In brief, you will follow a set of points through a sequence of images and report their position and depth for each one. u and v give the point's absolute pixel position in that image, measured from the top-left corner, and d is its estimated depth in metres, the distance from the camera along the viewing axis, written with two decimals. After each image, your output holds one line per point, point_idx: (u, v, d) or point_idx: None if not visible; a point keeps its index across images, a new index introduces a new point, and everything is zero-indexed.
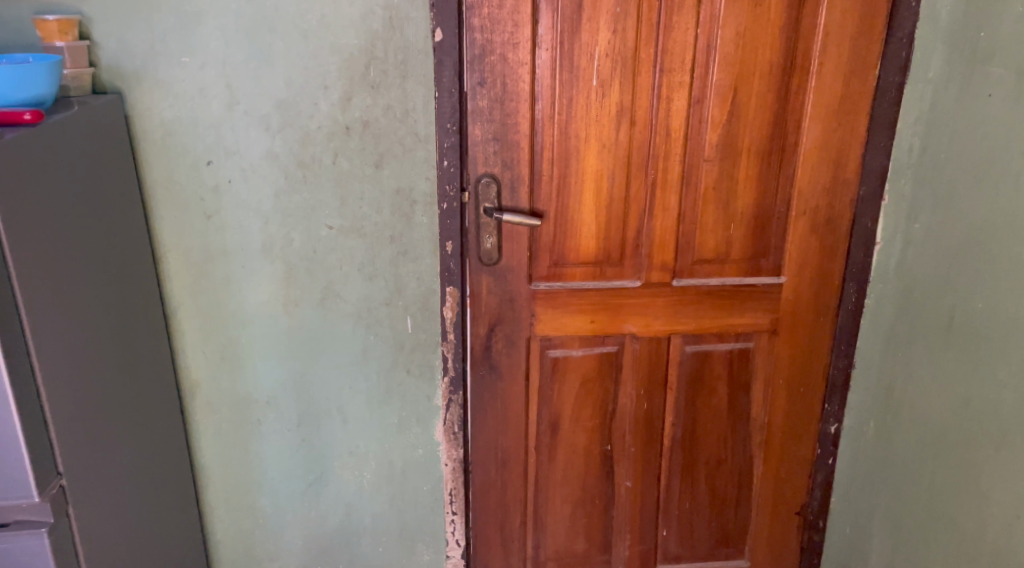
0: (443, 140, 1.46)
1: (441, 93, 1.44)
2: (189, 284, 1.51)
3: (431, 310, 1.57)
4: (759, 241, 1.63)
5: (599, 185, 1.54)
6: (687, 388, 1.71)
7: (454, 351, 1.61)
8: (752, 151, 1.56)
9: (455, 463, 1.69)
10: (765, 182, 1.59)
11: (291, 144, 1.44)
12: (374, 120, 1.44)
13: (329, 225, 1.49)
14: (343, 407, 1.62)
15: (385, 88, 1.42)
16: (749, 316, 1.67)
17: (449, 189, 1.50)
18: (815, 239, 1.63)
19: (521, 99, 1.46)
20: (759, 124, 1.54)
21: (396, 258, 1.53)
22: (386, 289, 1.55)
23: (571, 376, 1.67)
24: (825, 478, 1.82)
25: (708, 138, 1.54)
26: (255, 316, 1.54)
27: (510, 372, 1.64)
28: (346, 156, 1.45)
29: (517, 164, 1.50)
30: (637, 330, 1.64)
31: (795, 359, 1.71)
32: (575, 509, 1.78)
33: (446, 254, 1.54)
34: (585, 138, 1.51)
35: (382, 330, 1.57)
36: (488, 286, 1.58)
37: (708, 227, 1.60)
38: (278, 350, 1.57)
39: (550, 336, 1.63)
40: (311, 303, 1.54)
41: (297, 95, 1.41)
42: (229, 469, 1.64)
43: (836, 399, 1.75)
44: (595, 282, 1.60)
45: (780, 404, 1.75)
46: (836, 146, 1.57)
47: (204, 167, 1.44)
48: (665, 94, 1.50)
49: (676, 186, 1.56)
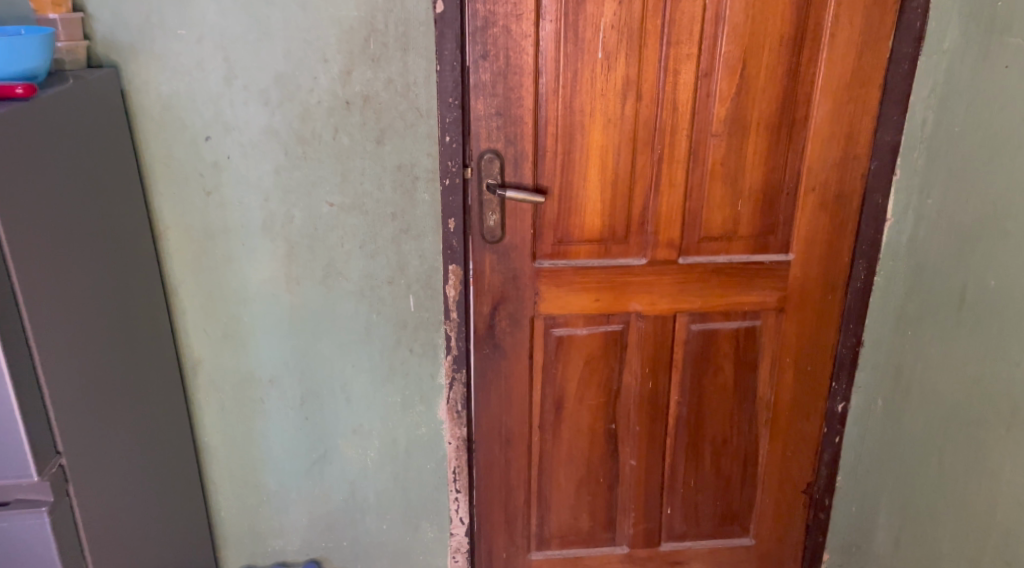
0: (445, 114, 1.42)
1: (443, 66, 1.39)
2: (189, 262, 1.46)
3: (434, 288, 1.55)
4: (766, 218, 1.61)
5: (604, 160, 1.51)
6: (693, 366, 1.72)
7: (457, 330, 1.59)
8: (761, 126, 1.53)
9: (459, 441, 1.68)
10: (774, 157, 1.56)
11: (291, 119, 1.38)
12: (375, 95, 1.39)
13: (330, 203, 1.44)
14: (346, 386, 1.60)
15: (385, 61, 1.37)
16: (757, 295, 1.66)
17: (452, 164, 1.46)
18: (825, 215, 1.61)
19: (524, 73, 1.43)
20: (769, 98, 1.51)
21: (398, 236, 1.49)
22: (388, 267, 1.51)
23: (576, 355, 1.66)
24: (831, 457, 1.84)
25: (715, 112, 1.51)
26: (257, 294, 1.49)
27: (514, 350, 1.63)
28: (347, 132, 1.40)
29: (521, 139, 1.47)
30: (642, 309, 1.64)
31: (802, 339, 1.72)
32: (579, 487, 1.78)
33: (448, 232, 1.50)
34: (590, 113, 1.48)
35: (385, 308, 1.54)
36: (491, 264, 1.55)
37: (716, 205, 1.59)
38: (282, 329, 1.53)
39: (554, 315, 1.62)
40: (313, 282, 1.50)
41: (296, 68, 1.35)
42: (233, 447, 1.62)
43: (844, 376, 1.76)
44: (600, 261, 1.59)
45: (786, 383, 1.76)
46: (847, 122, 1.54)
47: (203, 143, 1.39)
48: (672, 67, 1.46)
49: (683, 161, 1.54)
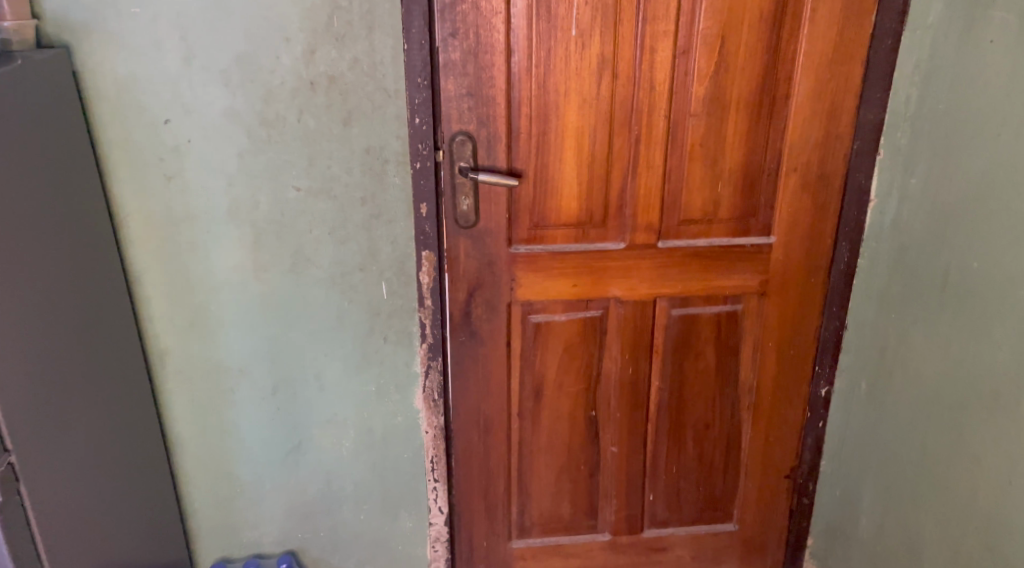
0: (414, 95, 1.37)
1: (411, 45, 1.35)
2: (153, 249, 1.40)
3: (406, 275, 1.50)
4: (747, 200, 1.58)
5: (580, 141, 1.47)
6: (674, 352, 1.69)
7: (432, 317, 1.55)
8: (742, 105, 1.49)
9: (436, 431, 1.64)
10: (754, 137, 1.52)
11: (253, 101, 1.33)
12: (340, 75, 1.34)
13: (296, 187, 1.39)
14: (320, 375, 1.54)
15: (350, 40, 1.32)
16: (738, 279, 1.64)
17: (422, 147, 1.41)
18: (807, 197, 1.58)
19: (495, 51, 1.38)
20: (749, 76, 1.47)
21: (369, 222, 1.44)
22: (359, 254, 1.46)
23: (554, 341, 1.64)
24: (814, 442, 1.82)
25: (694, 91, 1.47)
26: (224, 281, 1.43)
27: (491, 337, 1.59)
28: (312, 114, 1.35)
29: (493, 121, 1.42)
30: (621, 294, 1.61)
31: (784, 323, 1.69)
32: (560, 474, 1.76)
33: (421, 217, 1.46)
34: (565, 93, 1.43)
35: (357, 296, 1.49)
36: (465, 249, 1.51)
37: (696, 186, 1.55)
38: (252, 317, 1.47)
39: (531, 301, 1.58)
40: (282, 269, 1.44)
41: (257, 48, 1.30)
42: (204, 438, 1.55)
43: (827, 360, 1.74)
44: (577, 245, 1.55)
45: (768, 367, 1.74)
46: (829, 100, 1.50)
47: (161, 127, 1.33)
48: (649, 45, 1.42)
49: (661, 142, 1.50)
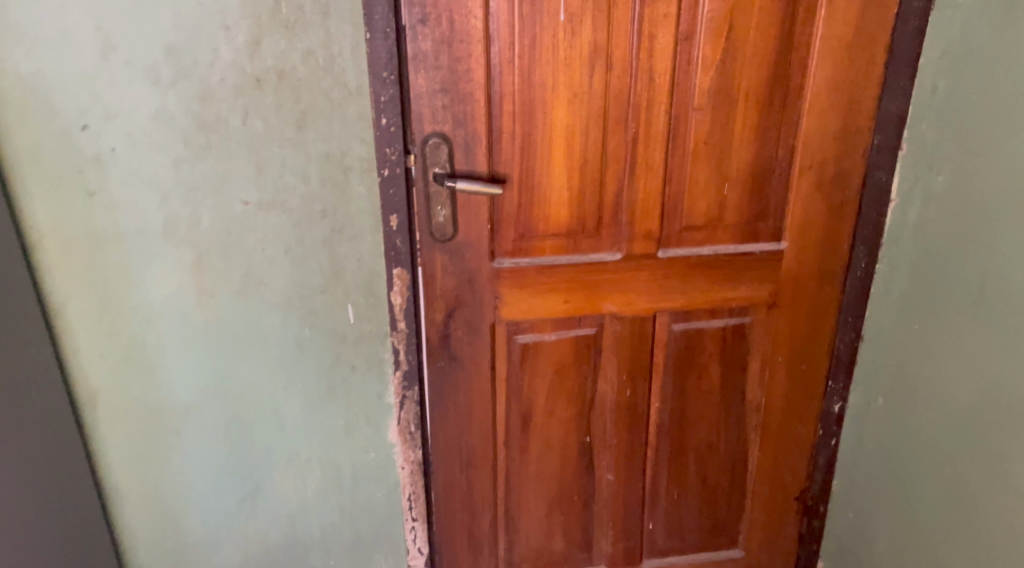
0: (379, 92, 1.19)
1: (374, 34, 1.16)
2: (75, 276, 1.19)
3: (376, 296, 1.31)
4: (757, 202, 1.41)
5: (570, 141, 1.29)
6: (675, 371, 1.53)
7: (407, 342, 1.36)
8: (751, 97, 1.33)
9: (413, 466, 1.45)
10: (765, 133, 1.36)
11: (188, 101, 1.12)
12: (291, 69, 1.14)
13: (244, 200, 1.19)
14: (278, 409, 1.34)
15: (302, 28, 1.13)
16: (746, 289, 1.48)
17: (391, 152, 1.22)
18: (822, 197, 1.42)
19: (473, 40, 1.19)
20: (759, 64, 1.30)
21: (330, 237, 1.24)
22: (320, 273, 1.26)
23: (544, 363, 1.46)
24: (827, 461, 1.67)
25: (699, 83, 1.30)
26: (162, 310, 1.22)
27: (473, 362, 1.42)
28: (260, 115, 1.15)
29: (472, 120, 1.24)
30: (617, 310, 1.44)
31: (794, 336, 1.54)
32: (551, 506, 1.58)
33: (391, 230, 1.27)
34: (553, 87, 1.25)
35: (319, 321, 1.30)
36: (442, 265, 1.33)
37: (699, 189, 1.38)
38: (196, 349, 1.26)
39: (517, 320, 1.41)
40: (230, 294, 1.24)
41: (190, 39, 1.10)
42: (146, 487, 1.34)
43: (841, 373, 1.59)
44: (569, 257, 1.38)
45: (778, 383, 1.58)
46: (847, 90, 1.34)
47: (79, 134, 1.12)
48: (647, 29, 1.25)
49: (661, 141, 1.32)
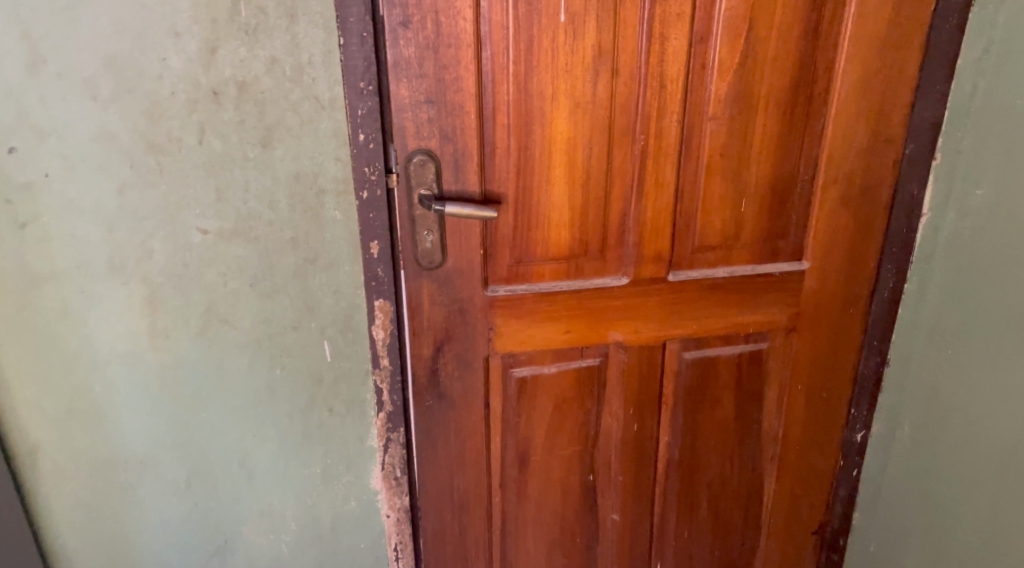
0: (356, 105, 1.04)
1: (349, 39, 1.01)
2: (7, 320, 1.03)
3: (356, 330, 1.16)
4: (777, 218, 1.28)
5: (572, 155, 1.15)
6: (686, 402, 1.39)
7: (390, 380, 1.21)
8: (771, 103, 1.19)
9: (399, 513, 1.30)
10: (786, 143, 1.23)
11: (133, 118, 0.97)
12: (253, 80, 0.99)
13: (202, 229, 1.04)
14: (246, 459, 1.19)
15: (264, 34, 0.98)
16: (764, 313, 1.35)
17: (370, 171, 1.07)
18: (847, 212, 1.29)
19: (462, 44, 1.05)
20: (781, 68, 1.18)
21: (302, 268, 1.10)
22: (292, 309, 1.12)
23: (543, 398, 1.32)
24: (847, 493, 1.54)
25: (714, 89, 1.17)
26: (110, 355, 1.07)
27: (464, 399, 1.28)
28: (217, 132, 1.00)
29: (461, 135, 1.09)
30: (623, 339, 1.31)
31: (815, 361, 1.41)
32: (551, 552, 1.43)
33: (371, 258, 1.12)
34: (552, 96, 1.11)
35: (291, 361, 1.15)
36: (430, 295, 1.19)
37: (714, 206, 1.25)
38: (151, 396, 1.11)
39: (514, 353, 1.27)
40: (188, 335, 1.09)
41: (134, 47, 0.95)
42: (97, 550, 1.18)
43: (865, 401, 1.46)
44: (571, 282, 1.24)
45: (797, 412, 1.45)
46: (878, 96, 1.22)
47: (5, 157, 0.96)
48: (658, 30, 1.11)
49: (673, 153, 1.19)
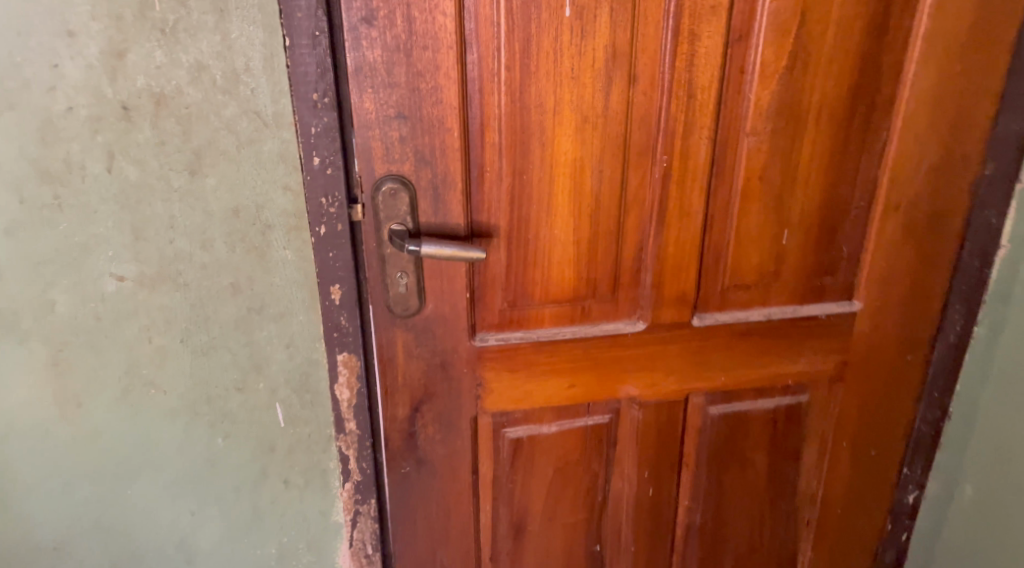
0: (308, 121, 0.83)
1: (297, 39, 0.80)
2: None
3: (314, 391, 0.96)
4: (824, 252, 1.07)
5: (578, 180, 0.94)
6: (711, 463, 1.18)
7: (358, 446, 1.01)
8: (822, 116, 0.98)
9: None
10: (839, 163, 1.01)
11: (21, 141, 0.77)
12: (173, 92, 0.78)
13: (118, 275, 0.84)
14: (185, 542, 0.99)
15: (186, 33, 0.77)
16: (805, 363, 1.14)
17: (328, 202, 0.87)
18: (909, 244, 1.08)
19: (441, 46, 0.84)
20: (835, 73, 0.96)
21: (246, 319, 0.90)
22: (235, 368, 0.92)
23: (542, 462, 1.11)
24: (894, 559, 1.32)
25: (755, 98, 0.95)
26: (11, 426, 0.88)
27: (448, 465, 1.07)
28: (131, 157, 0.80)
29: (442, 157, 0.88)
30: (638, 393, 1.10)
31: (863, 415, 1.20)
32: None
33: (332, 306, 0.92)
34: (555, 108, 0.90)
35: (237, 428, 0.95)
36: (405, 347, 0.98)
37: (750, 238, 1.03)
38: (64, 473, 0.91)
39: (507, 411, 1.06)
40: (105, 401, 0.89)
41: (18, 51, 0.75)
42: None
43: (920, 460, 1.24)
44: (576, 329, 1.03)
45: (840, 474, 1.23)
46: (952, 106, 1.00)
47: None
48: (688, 27, 0.89)
49: (702, 176, 0.97)
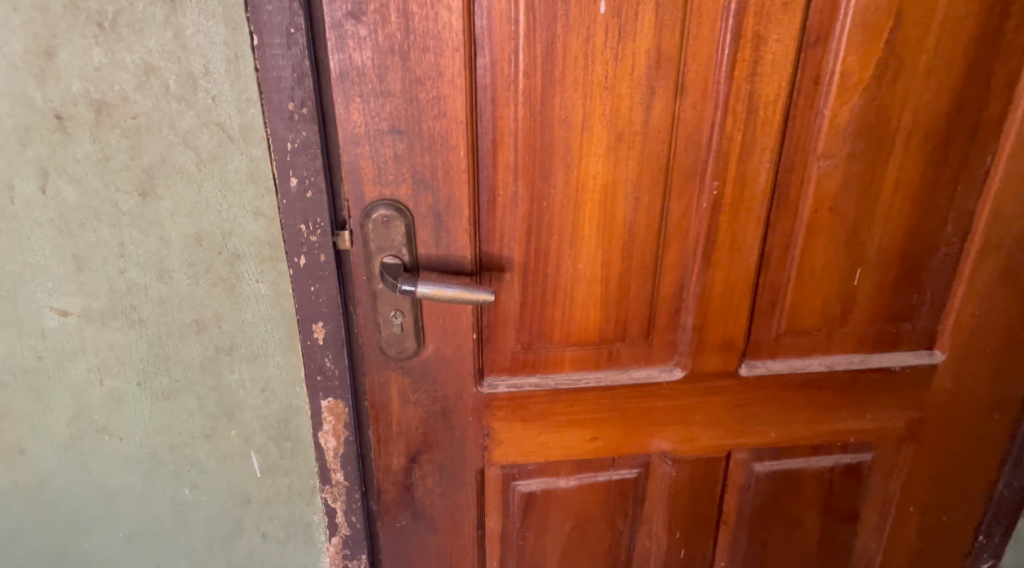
0: (283, 136, 0.70)
1: (268, 40, 0.67)
2: None
3: (295, 440, 0.84)
4: (903, 295, 0.90)
5: (609, 208, 0.79)
6: (756, 525, 1.02)
7: (347, 499, 0.87)
8: (913, 137, 0.81)
9: None
10: (929, 193, 0.84)
11: None
12: (113, 101, 0.68)
13: (60, 310, 0.75)
14: None
15: (129, 29, 0.66)
16: (871, 420, 0.97)
17: (308, 230, 0.73)
18: (1009, 290, 0.90)
19: (447, 48, 0.70)
20: (932, 86, 0.79)
21: (213, 361, 0.78)
22: (202, 414, 0.81)
23: (558, 518, 0.96)
24: None
25: (831, 114, 0.78)
26: None
27: (449, 521, 0.92)
28: (66, 176, 0.70)
29: (446, 179, 0.74)
30: (672, 447, 0.94)
31: (938, 476, 1.02)
32: None
33: (314, 346, 0.79)
34: (584, 123, 0.75)
35: (208, 479, 0.84)
36: (401, 391, 0.84)
37: (815, 278, 0.87)
38: (14, 515, 0.84)
39: (520, 464, 0.91)
40: (50, 444, 0.81)
41: None
42: None
43: (999, 526, 1.04)
44: (603, 376, 0.87)
45: (904, 539, 1.05)
46: None
47: None
48: (752, 28, 0.73)
49: (759, 206, 0.81)
